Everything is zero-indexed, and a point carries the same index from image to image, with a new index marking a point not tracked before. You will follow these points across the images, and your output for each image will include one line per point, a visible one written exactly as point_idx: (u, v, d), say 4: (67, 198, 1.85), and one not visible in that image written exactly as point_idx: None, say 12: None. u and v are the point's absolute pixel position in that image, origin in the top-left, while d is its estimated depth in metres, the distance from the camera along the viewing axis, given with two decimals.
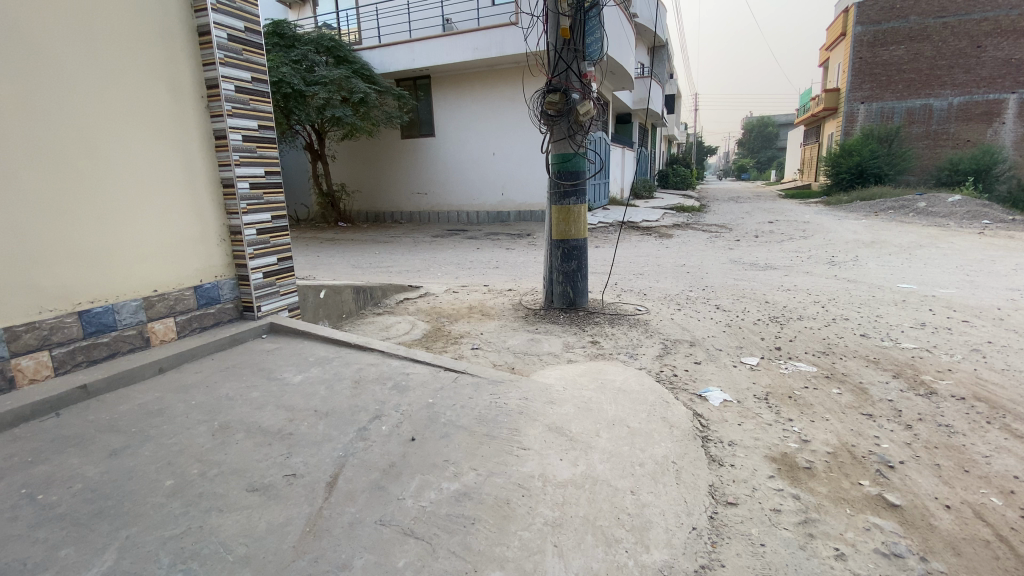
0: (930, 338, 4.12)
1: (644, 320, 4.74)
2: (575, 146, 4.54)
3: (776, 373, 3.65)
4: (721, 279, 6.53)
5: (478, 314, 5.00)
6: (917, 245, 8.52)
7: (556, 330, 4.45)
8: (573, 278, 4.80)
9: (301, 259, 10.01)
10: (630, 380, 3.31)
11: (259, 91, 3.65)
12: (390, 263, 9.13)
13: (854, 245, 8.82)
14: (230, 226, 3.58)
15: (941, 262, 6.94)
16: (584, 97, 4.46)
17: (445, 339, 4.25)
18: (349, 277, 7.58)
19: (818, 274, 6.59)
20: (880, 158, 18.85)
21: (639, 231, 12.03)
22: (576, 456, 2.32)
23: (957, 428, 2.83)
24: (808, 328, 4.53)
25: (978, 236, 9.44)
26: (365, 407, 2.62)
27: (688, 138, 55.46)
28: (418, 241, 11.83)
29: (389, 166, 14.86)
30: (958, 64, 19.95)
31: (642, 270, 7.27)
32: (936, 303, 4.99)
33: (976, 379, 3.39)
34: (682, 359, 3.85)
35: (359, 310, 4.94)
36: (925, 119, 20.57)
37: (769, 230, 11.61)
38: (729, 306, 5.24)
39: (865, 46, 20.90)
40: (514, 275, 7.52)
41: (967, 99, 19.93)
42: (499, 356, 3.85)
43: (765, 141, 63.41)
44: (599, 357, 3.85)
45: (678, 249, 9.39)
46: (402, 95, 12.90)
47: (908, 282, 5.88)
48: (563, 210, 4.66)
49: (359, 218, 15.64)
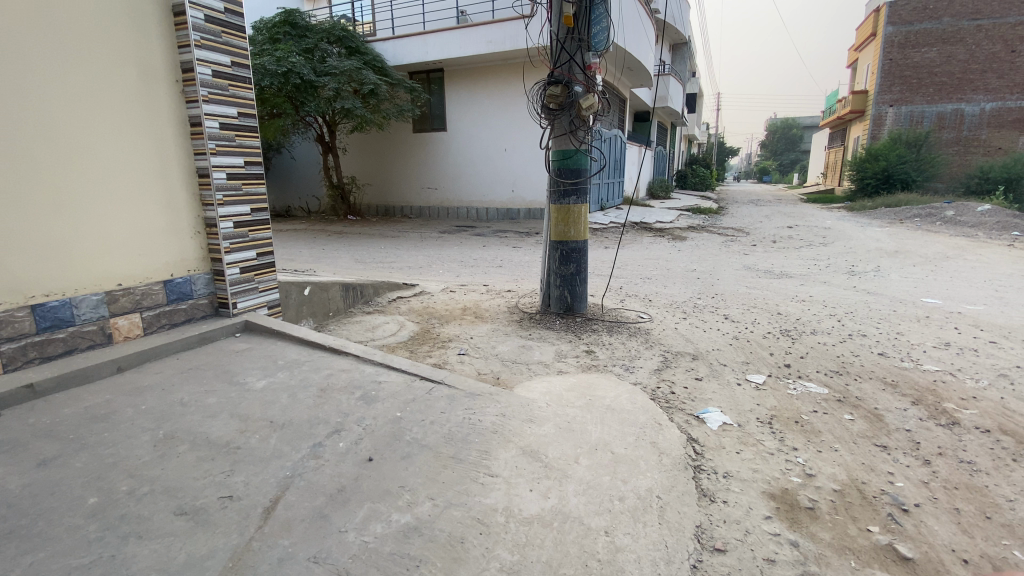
0: (954, 360, 3.79)
1: (644, 328, 4.48)
2: (576, 143, 4.28)
3: (782, 394, 3.35)
4: (732, 287, 6.21)
5: (471, 316, 4.79)
6: (943, 257, 8.08)
7: (550, 337, 4.21)
8: (571, 282, 4.54)
9: (306, 252, 9.91)
10: (622, 397, 3.06)
11: (239, 76, 3.47)
12: (394, 259, 8.96)
13: (876, 254, 8.40)
14: (206, 218, 3.41)
15: (968, 276, 6.53)
16: (588, 90, 4.19)
17: (432, 342, 4.04)
18: (349, 273, 7.41)
19: (836, 284, 6.24)
20: (907, 163, 18.17)
21: (652, 232, 11.70)
22: (548, 486, 2.09)
23: (980, 466, 2.53)
24: (821, 344, 4.22)
25: (1009, 248, 8.94)
26: (325, 419, 2.42)
27: (709, 139, 54.46)
28: (426, 236, 11.67)
29: (400, 159, 14.71)
30: (991, 68, 19.13)
31: (650, 274, 6.98)
32: (961, 321, 4.63)
33: (1004, 409, 3.07)
34: (682, 373, 3.58)
35: (347, 309, 4.72)
36: (956, 124, 19.77)
37: (786, 235, 11.19)
38: (739, 316, 4.94)
39: (896, 48, 20.14)
40: (517, 275, 7.28)
41: (999, 105, 19.11)
42: (486, 363, 3.63)
43: (788, 143, 62.01)
44: (592, 369, 3.59)
45: (691, 252, 9.06)
46: (414, 88, 12.68)
47: (933, 297, 5.51)
48: (563, 210, 4.40)
49: (369, 211, 15.54)
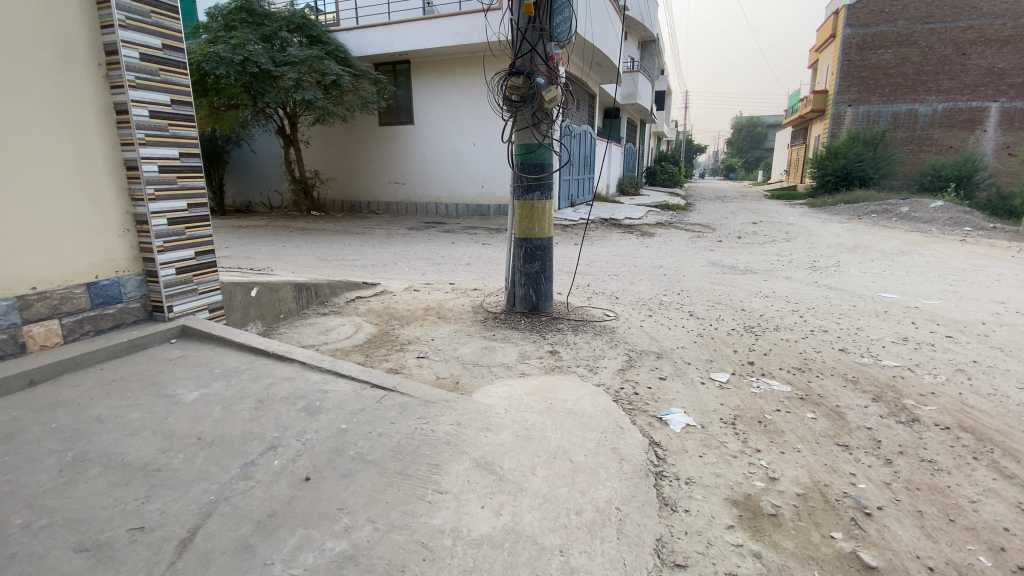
0: (912, 355, 3.83)
1: (610, 327, 4.39)
2: (540, 137, 4.15)
3: (746, 393, 3.30)
4: (698, 283, 6.21)
5: (433, 316, 4.61)
6: (900, 252, 8.31)
7: (514, 337, 4.07)
8: (536, 280, 4.41)
9: (264, 249, 9.50)
10: (583, 399, 2.95)
11: (171, 60, 3.19)
12: (357, 256, 8.67)
13: (836, 249, 8.58)
14: (136, 215, 3.13)
15: (923, 271, 6.71)
16: (551, 82, 4.05)
17: (390, 345, 3.85)
18: (308, 271, 7.10)
19: (798, 279, 6.31)
20: (865, 161, 18.76)
21: (620, 228, 11.71)
22: (502, 502, 1.95)
23: (941, 465, 2.52)
24: (784, 340, 4.22)
25: (961, 244, 9.27)
26: (261, 435, 2.23)
27: (676, 136, 55.36)
28: (392, 233, 11.37)
29: (365, 153, 14.31)
30: (944, 70, 19.89)
31: (617, 270, 6.92)
32: (919, 316, 4.71)
33: (962, 405, 3.09)
34: (645, 373, 3.50)
35: (300, 310, 4.46)
36: (910, 124, 20.53)
37: (751, 231, 11.37)
38: (704, 313, 4.91)
39: (854, 49, 20.78)
40: (484, 273, 7.12)
41: (951, 105, 19.91)
42: (445, 367, 3.46)
43: (753, 141, 63.56)
44: (556, 370, 3.47)
45: (658, 248, 9.07)
46: (379, 79, 12.32)
47: (890, 292, 5.61)
48: (526, 206, 4.26)
49: (333, 206, 15.09)
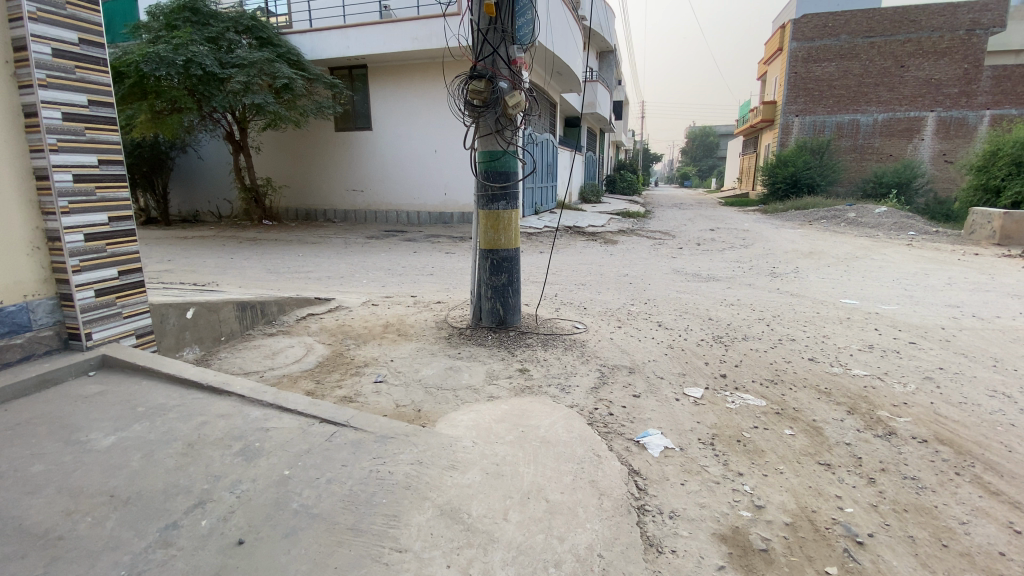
0: (880, 363, 3.84)
1: (580, 340, 4.22)
2: (504, 143, 3.94)
3: (722, 409, 3.18)
4: (664, 292, 6.16)
5: (393, 333, 4.32)
6: (853, 257, 8.57)
7: (480, 355, 3.83)
8: (502, 293, 4.18)
9: (210, 262, 8.89)
10: (557, 424, 2.73)
11: (91, 57, 2.80)
12: (311, 268, 8.22)
13: (793, 255, 8.79)
14: (47, 230, 2.72)
15: (878, 276, 6.91)
16: (514, 86, 3.86)
17: (345, 369, 3.54)
18: (256, 286, 6.64)
19: (760, 286, 6.37)
20: (813, 169, 19.57)
21: (584, 235, 11.68)
22: (472, 558, 1.72)
23: (924, 483, 2.46)
24: (754, 350, 4.17)
25: (909, 248, 9.67)
26: (187, 488, 1.92)
27: (634, 144, 56.65)
28: (350, 242, 10.93)
29: (321, 160, 13.77)
30: (883, 82, 21.03)
31: (584, 280, 6.79)
32: (881, 322, 4.77)
33: (935, 416, 3.07)
34: (619, 392, 3.32)
35: (244, 332, 4.08)
36: (853, 133, 21.60)
37: (711, 238, 11.57)
38: (672, 323, 4.82)
39: (800, 62, 21.78)
40: (447, 284, 6.85)
41: (891, 115, 21.06)
42: (405, 393, 3.18)
43: (706, 150, 65.81)
44: (526, 391, 3.24)
45: (623, 256, 9.06)
46: (335, 83, 11.87)
47: (850, 297, 5.71)
48: (491, 216, 4.04)
49: (287, 215, 14.44)
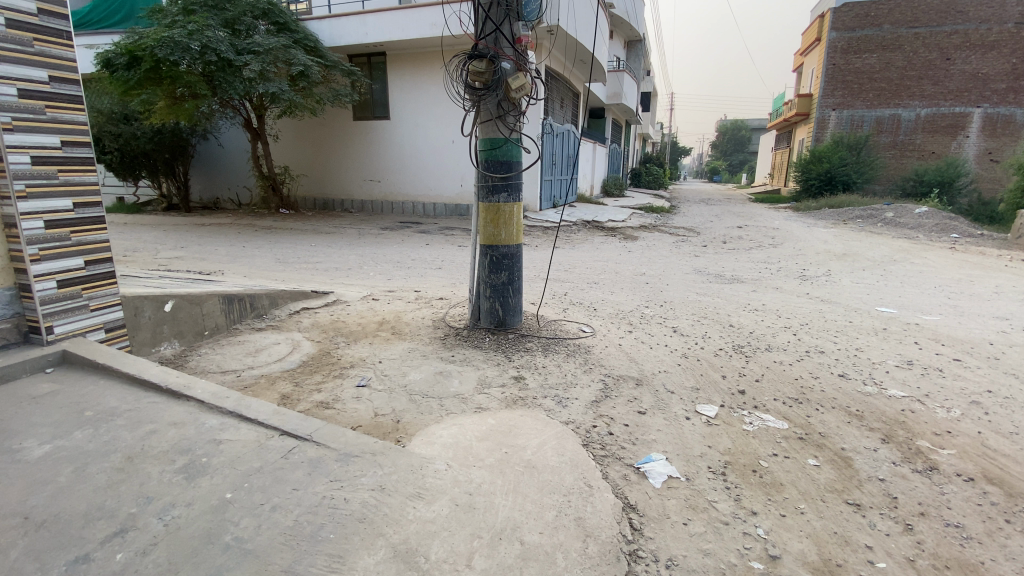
0: (919, 383, 3.41)
1: (586, 345, 3.90)
2: (506, 131, 3.62)
3: (737, 432, 2.83)
4: (683, 293, 5.77)
5: (387, 332, 4.08)
6: (891, 260, 7.99)
7: (475, 359, 3.55)
8: (502, 293, 3.88)
9: (222, 250, 8.84)
10: (547, 446, 2.44)
11: (50, 28, 2.60)
12: (321, 258, 8.07)
13: (825, 257, 8.25)
14: (3, 215, 2.56)
15: (919, 281, 6.37)
16: (518, 68, 3.54)
17: (328, 370, 3.30)
18: (262, 276, 6.49)
19: (788, 290, 5.92)
20: (849, 165, 18.61)
21: (604, 231, 11.28)
22: None
23: (970, 532, 2.09)
24: (778, 362, 3.78)
25: (952, 251, 9.00)
26: (112, 512, 1.71)
27: (662, 136, 55.37)
28: (364, 233, 10.78)
29: (339, 149, 13.63)
30: (927, 75, 19.85)
31: (598, 278, 6.44)
32: (920, 334, 4.31)
33: (983, 449, 2.66)
34: (622, 407, 3.00)
35: (230, 326, 3.89)
36: (893, 128, 20.48)
37: (737, 236, 11.02)
38: (689, 329, 4.46)
39: (839, 53, 20.69)
40: (455, 279, 6.60)
41: (934, 111, 19.87)
42: (387, 400, 2.92)
43: (738, 144, 63.90)
44: (518, 403, 2.95)
45: (642, 253, 8.65)
46: (353, 71, 11.71)
47: (887, 305, 5.23)
48: (491, 210, 3.73)
49: (305, 204, 14.39)
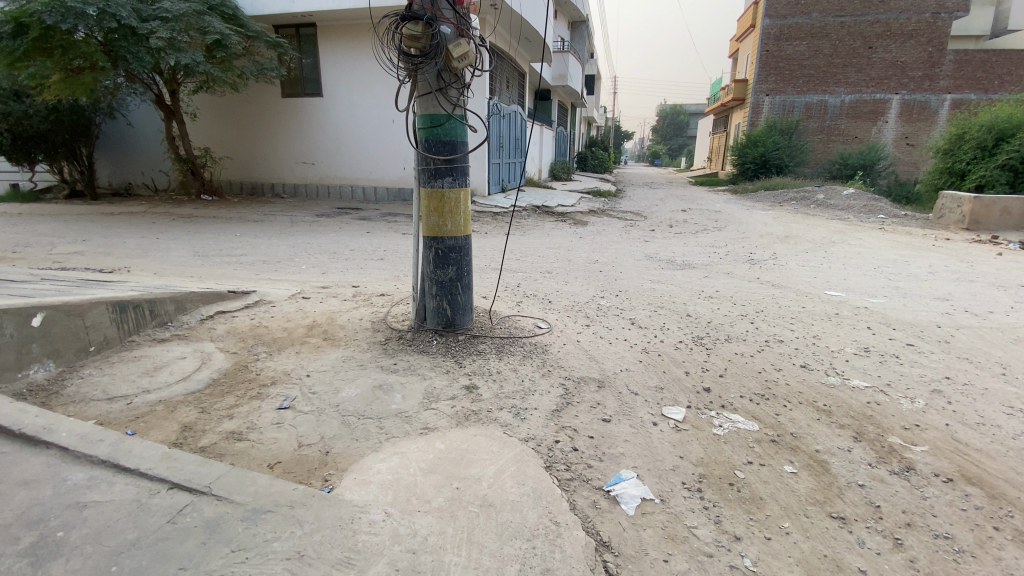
0: (879, 372, 3.36)
1: (542, 344, 3.58)
2: (448, 106, 3.18)
3: (708, 438, 2.59)
4: (637, 281, 5.59)
5: (319, 338, 3.59)
6: (830, 241, 8.23)
7: (420, 367, 3.14)
8: (450, 290, 3.45)
9: (131, 243, 7.83)
10: (503, 475, 2.09)
11: None
12: (246, 251, 7.29)
13: (769, 239, 8.39)
14: None
15: (859, 263, 6.53)
16: (459, 34, 3.12)
17: (244, 391, 2.80)
18: (175, 274, 5.71)
19: (739, 275, 5.89)
20: (782, 149, 19.34)
21: (553, 216, 11.04)
22: None
23: (961, 544, 1.97)
24: (739, 353, 3.62)
25: (883, 232, 9.41)
26: None
27: (606, 121, 55.93)
28: (297, 221, 9.96)
29: (266, 128, 12.54)
30: (851, 63, 20.85)
31: (550, 267, 6.15)
32: (872, 319, 4.32)
33: (954, 443, 2.60)
34: (585, 415, 2.69)
35: (124, 338, 3.24)
36: (820, 114, 21.46)
37: (683, 219, 11.10)
38: (647, 321, 4.25)
39: (772, 39, 21.35)
40: (397, 272, 6.10)
41: (858, 97, 20.95)
42: (315, 425, 2.49)
43: (676, 128, 65.65)
44: (470, 419, 2.57)
45: (593, 239, 8.46)
46: (279, 43, 10.57)
47: (835, 289, 5.27)
48: (434, 197, 3.27)
49: (230, 189, 13.20)
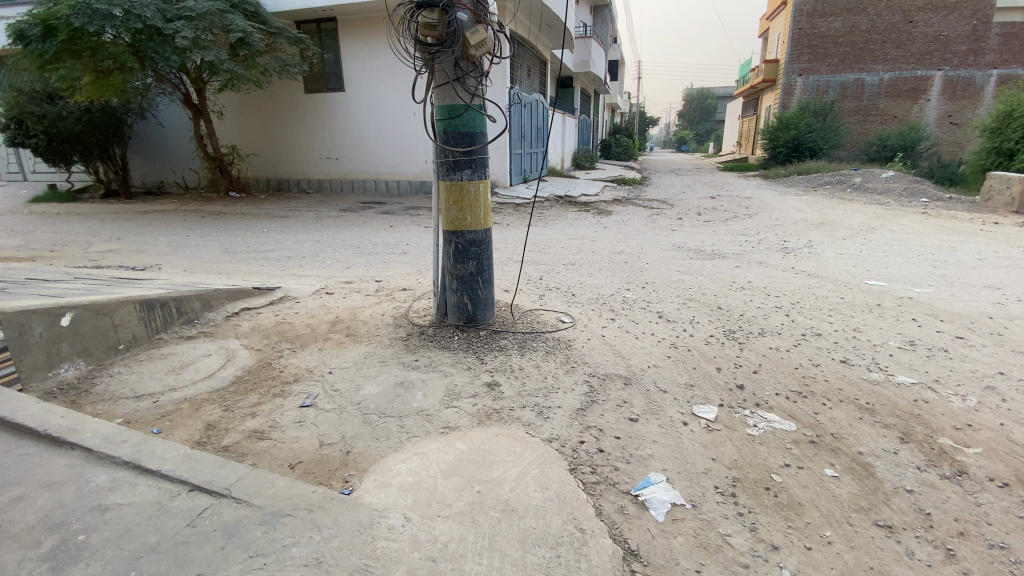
0: (926, 367, 3.16)
1: (566, 339, 3.49)
2: (466, 96, 3.09)
3: (742, 438, 2.46)
4: (664, 273, 5.42)
5: (342, 334, 3.58)
6: (869, 227, 7.84)
7: (441, 364, 3.09)
8: (471, 284, 3.38)
9: (163, 240, 8.03)
10: (526, 478, 2.02)
11: None
12: (272, 247, 7.39)
13: (804, 226, 8.05)
14: None
15: (902, 250, 6.19)
16: (477, 21, 3.03)
17: (267, 388, 2.80)
18: (203, 271, 5.82)
19: (773, 265, 5.65)
20: (815, 131, 18.57)
21: (577, 206, 10.86)
22: None
23: (1022, 556, 1.81)
24: (774, 348, 3.46)
25: (926, 216, 8.92)
26: None
27: (630, 108, 54.90)
28: (322, 216, 10.06)
29: (290, 124, 12.68)
30: (891, 39, 19.82)
31: (574, 259, 6.03)
32: (917, 310, 4.07)
33: (1011, 445, 2.41)
34: (611, 415, 2.59)
35: (152, 336, 3.29)
36: (857, 93, 20.48)
37: (711, 207, 10.77)
38: (675, 314, 4.10)
39: (805, 16, 20.44)
40: (420, 266, 6.07)
41: (897, 74, 19.93)
42: (337, 424, 2.46)
43: (704, 113, 63.89)
44: (491, 418, 2.51)
45: (617, 229, 8.26)
46: (301, 39, 10.66)
47: (876, 278, 4.99)
48: (453, 190, 3.20)
49: (257, 185, 13.43)
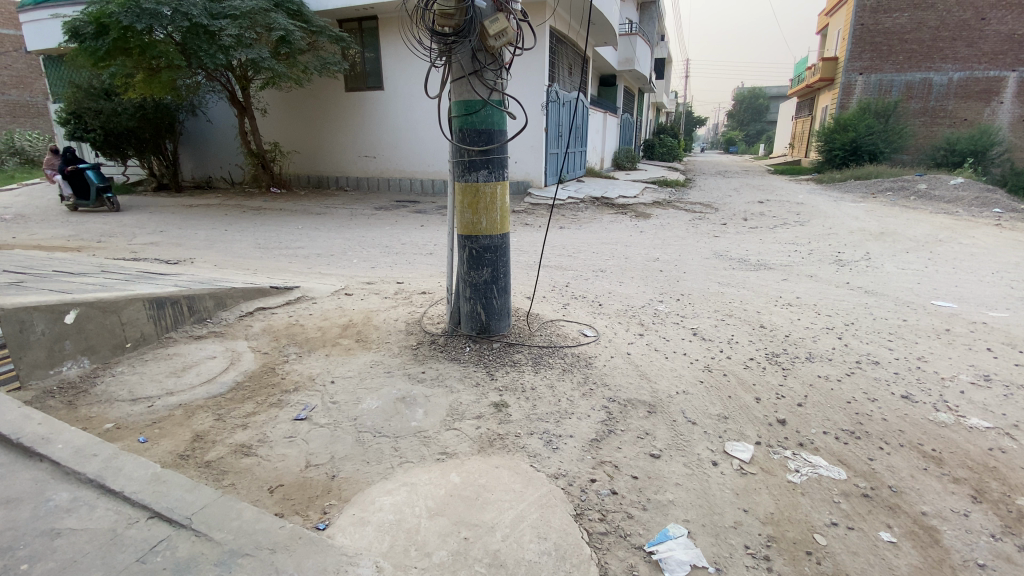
0: (1006, 409, 2.70)
1: (587, 356, 3.21)
2: (484, 91, 2.87)
3: (780, 486, 2.13)
4: (702, 284, 5.04)
5: (352, 339, 3.44)
6: (934, 239, 7.13)
7: (448, 378, 2.88)
8: (485, 293, 3.17)
9: (201, 234, 8.21)
10: (522, 525, 1.78)
11: None
12: (302, 243, 7.42)
13: (859, 236, 7.41)
14: None
15: (972, 267, 5.55)
16: (497, 8, 2.81)
17: (265, 396, 2.67)
18: (231, 266, 5.86)
19: (823, 279, 5.16)
20: (875, 134, 17.36)
21: (613, 208, 10.48)
22: None
23: None
24: (822, 377, 3.06)
25: (999, 229, 8.08)
26: None
27: (677, 108, 53.39)
28: (356, 213, 10.10)
29: (330, 122, 12.85)
30: (962, 36, 18.33)
31: (605, 265, 5.71)
32: (994, 338, 3.56)
33: None
34: (629, 448, 2.31)
35: (161, 335, 3.25)
36: (923, 94, 19.03)
37: (759, 212, 10.14)
38: (712, 332, 3.75)
39: (868, 12, 19.09)
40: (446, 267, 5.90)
41: (968, 74, 18.42)
42: (328, 442, 2.29)
43: (754, 113, 61.44)
44: (493, 445, 2.27)
45: (654, 234, 7.87)
46: (341, 37, 10.75)
47: (944, 299, 4.44)
48: (469, 192, 2.98)
49: (298, 182, 13.69)
